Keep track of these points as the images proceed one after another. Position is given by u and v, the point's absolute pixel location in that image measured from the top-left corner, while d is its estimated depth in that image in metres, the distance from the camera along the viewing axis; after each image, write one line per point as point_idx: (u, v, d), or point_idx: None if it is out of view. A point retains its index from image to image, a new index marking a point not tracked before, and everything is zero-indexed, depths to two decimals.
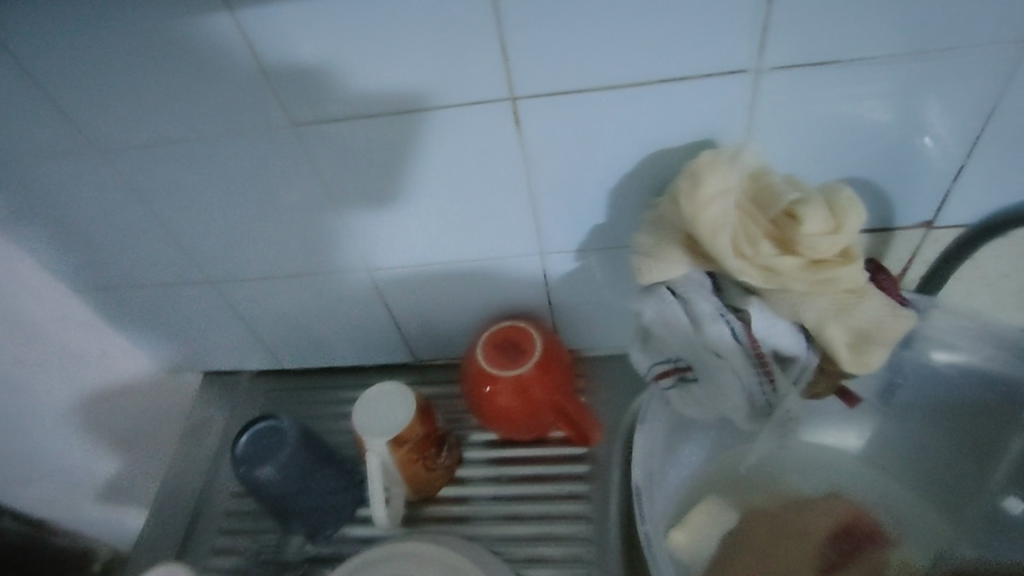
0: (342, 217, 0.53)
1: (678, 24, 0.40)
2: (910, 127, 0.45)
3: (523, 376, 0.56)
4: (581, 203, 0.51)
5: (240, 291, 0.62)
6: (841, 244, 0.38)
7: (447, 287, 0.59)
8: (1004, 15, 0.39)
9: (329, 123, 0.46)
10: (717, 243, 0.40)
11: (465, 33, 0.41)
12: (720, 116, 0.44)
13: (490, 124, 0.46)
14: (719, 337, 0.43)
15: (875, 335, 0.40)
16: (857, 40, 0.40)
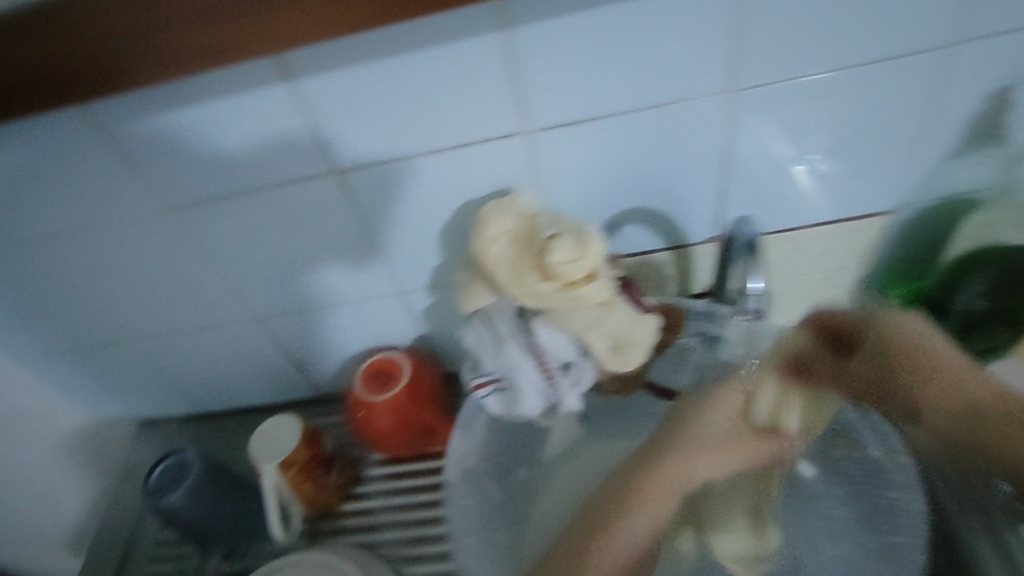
0: (224, 277, 0.63)
1: (449, 107, 0.49)
2: (669, 164, 0.54)
3: (390, 399, 0.66)
4: (418, 248, 0.61)
5: (153, 348, 0.71)
6: (586, 266, 0.47)
7: (329, 327, 0.69)
8: (704, 76, 0.48)
9: (194, 203, 0.56)
10: (498, 273, 0.49)
11: (281, 128, 0.50)
12: (506, 171, 0.54)
13: (323, 193, 0.55)
14: (511, 351, 0.51)
15: (629, 339, 0.49)
16: (595, 104, 0.49)
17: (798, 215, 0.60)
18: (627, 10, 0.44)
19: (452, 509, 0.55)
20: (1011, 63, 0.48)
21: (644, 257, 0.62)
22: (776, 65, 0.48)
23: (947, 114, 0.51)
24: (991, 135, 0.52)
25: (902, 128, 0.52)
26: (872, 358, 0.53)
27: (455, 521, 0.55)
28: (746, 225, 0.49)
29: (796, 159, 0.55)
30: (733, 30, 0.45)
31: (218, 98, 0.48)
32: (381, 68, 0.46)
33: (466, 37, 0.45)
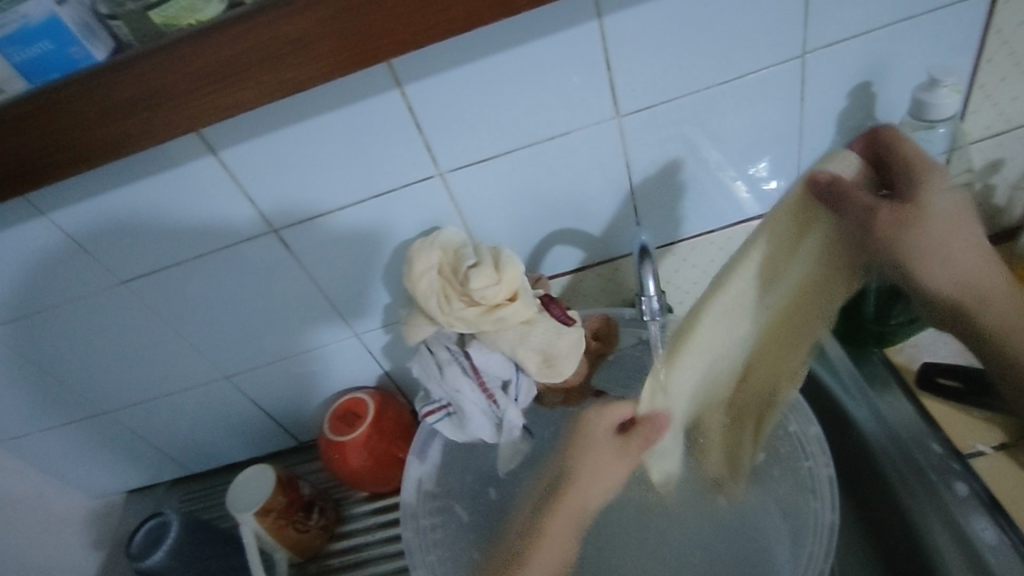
0: (185, 341, 0.67)
1: (367, 160, 0.54)
2: (578, 187, 0.59)
3: (361, 437, 0.68)
4: (364, 291, 0.65)
5: (128, 418, 0.74)
6: (508, 288, 0.51)
7: (293, 377, 0.73)
8: (590, 104, 0.53)
9: (146, 275, 0.60)
10: (429, 306, 0.52)
11: (216, 197, 0.55)
12: (431, 212, 0.58)
13: (266, 252, 0.60)
14: (453, 376, 0.55)
15: (555, 352, 0.54)
16: (498, 141, 0.54)
17: (711, 218, 0.64)
18: (506, 57, 0.49)
19: (407, 528, 0.59)
20: (857, 61, 0.54)
21: (578, 274, 0.67)
22: (652, 86, 0.53)
23: (817, 111, 0.57)
24: (862, 126, 0.59)
25: (781, 129, 0.58)
26: (905, 204, 0.46)
27: (410, 539, 0.58)
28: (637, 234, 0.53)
29: (694, 168, 0.60)
30: (606, 61, 0.51)
31: (154, 173, 0.53)
32: (297, 131, 0.51)
33: (368, 97, 0.50)
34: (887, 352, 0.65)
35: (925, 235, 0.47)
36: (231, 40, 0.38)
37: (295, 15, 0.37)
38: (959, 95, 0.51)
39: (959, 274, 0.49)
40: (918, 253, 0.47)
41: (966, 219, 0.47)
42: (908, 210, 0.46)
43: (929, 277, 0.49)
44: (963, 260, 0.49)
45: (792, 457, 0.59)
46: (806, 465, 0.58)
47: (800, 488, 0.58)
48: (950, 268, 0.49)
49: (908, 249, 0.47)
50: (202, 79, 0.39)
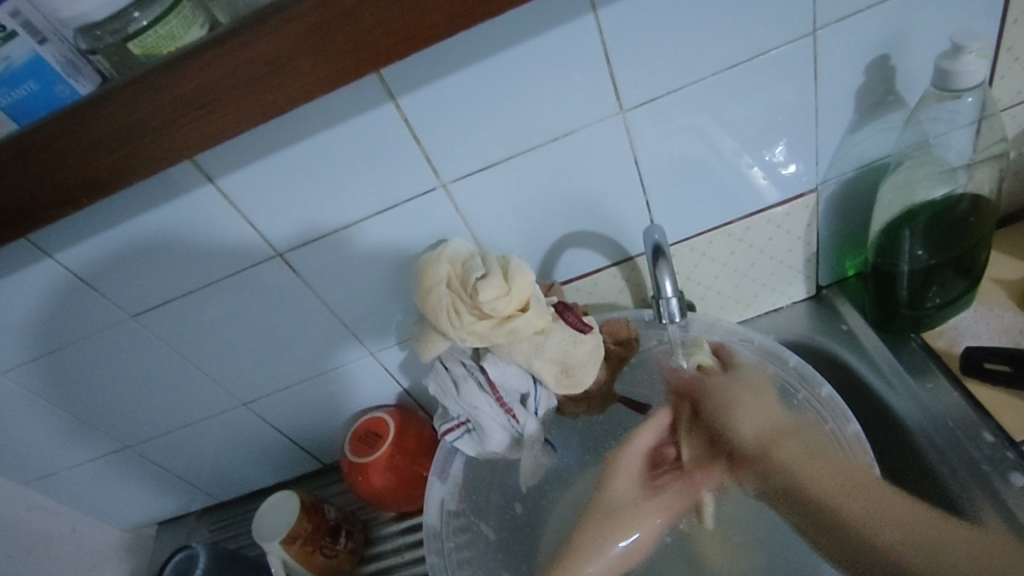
0: (200, 371, 0.66)
1: (366, 176, 0.53)
2: (586, 187, 0.57)
3: (384, 456, 0.67)
4: (375, 310, 0.63)
5: (151, 452, 0.74)
6: (520, 298, 0.49)
7: (311, 401, 0.72)
8: (591, 101, 0.51)
9: (156, 307, 0.60)
10: (443, 324, 0.50)
11: (215, 223, 0.54)
12: (438, 224, 0.57)
13: (272, 277, 0.59)
14: (470, 391, 0.53)
15: (574, 360, 0.52)
16: (499, 147, 0.52)
17: (729, 209, 0.61)
18: (500, 61, 0.47)
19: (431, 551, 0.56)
20: (871, 35, 0.51)
21: (594, 277, 0.64)
22: (654, 78, 0.51)
23: (832, 90, 0.54)
24: (883, 101, 0.56)
25: (795, 112, 0.55)
26: (757, 454, 0.53)
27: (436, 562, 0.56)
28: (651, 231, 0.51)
29: (708, 157, 0.57)
30: (604, 56, 0.49)
31: (155, 204, 0.52)
32: (293, 152, 0.50)
33: (363, 112, 0.49)
34: (926, 337, 0.64)
35: (841, 487, 0.48)
36: (209, 65, 0.36)
37: (268, 35, 0.36)
38: (984, 62, 0.48)
39: (880, 508, 0.45)
40: (788, 463, 0.51)
41: (901, 505, 0.45)
42: (780, 437, 0.52)
43: (806, 493, 0.49)
44: (897, 501, 0.46)
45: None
46: (828, 427, 0.55)
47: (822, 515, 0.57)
48: (878, 542, 0.44)
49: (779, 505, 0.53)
50: (182, 109, 0.38)
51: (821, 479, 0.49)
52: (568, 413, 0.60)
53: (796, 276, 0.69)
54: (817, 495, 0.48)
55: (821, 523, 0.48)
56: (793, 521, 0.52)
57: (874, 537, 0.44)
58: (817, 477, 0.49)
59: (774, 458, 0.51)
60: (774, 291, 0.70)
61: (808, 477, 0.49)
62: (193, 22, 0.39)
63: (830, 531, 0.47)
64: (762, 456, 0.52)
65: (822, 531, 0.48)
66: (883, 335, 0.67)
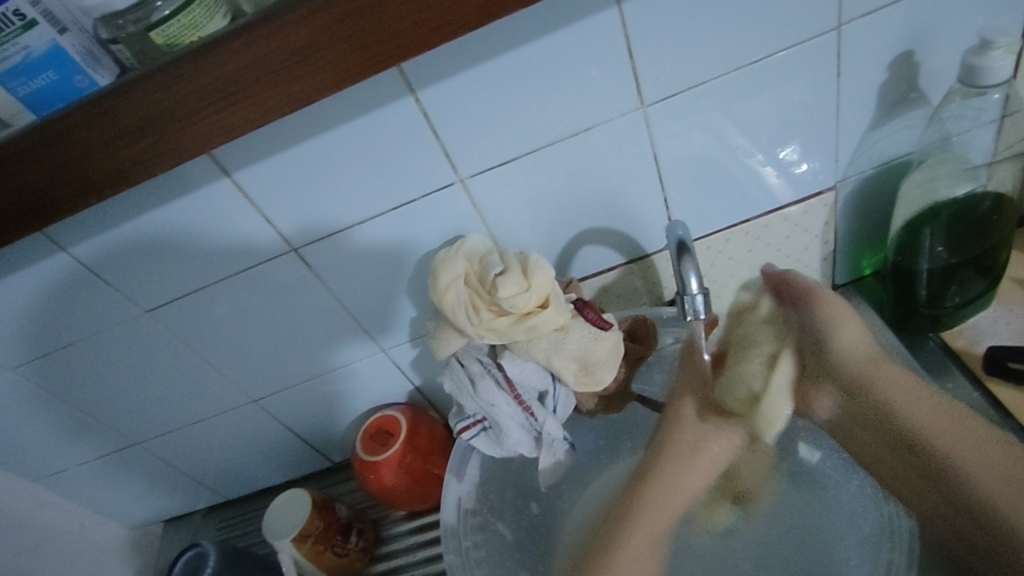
0: (212, 367, 0.65)
1: (384, 171, 0.52)
2: (605, 183, 0.56)
3: (396, 454, 0.66)
4: (389, 306, 0.63)
5: (161, 448, 0.73)
6: (539, 294, 0.48)
7: (322, 398, 0.71)
8: (613, 96, 0.50)
9: (169, 302, 0.59)
10: (461, 321, 0.50)
11: (230, 217, 0.53)
12: (455, 220, 0.56)
13: (286, 272, 0.58)
14: (487, 389, 0.52)
15: (594, 359, 0.51)
16: (519, 142, 0.52)
17: (748, 206, 0.61)
18: (523, 53, 0.47)
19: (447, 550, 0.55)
20: (897, 30, 0.51)
21: (609, 274, 0.64)
22: (677, 73, 0.50)
23: (854, 86, 0.54)
24: (906, 98, 0.55)
25: (818, 108, 0.55)
26: (854, 384, 0.54)
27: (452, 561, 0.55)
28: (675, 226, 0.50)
29: (728, 153, 0.56)
30: (627, 50, 0.48)
31: (170, 198, 0.52)
32: (311, 145, 0.50)
33: (382, 106, 0.48)
34: (944, 337, 0.64)
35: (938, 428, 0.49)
36: (234, 54, 0.36)
37: (295, 24, 0.35)
38: (1012, 57, 0.47)
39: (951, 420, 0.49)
40: (890, 395, 0.52)
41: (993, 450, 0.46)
42: (879, 363, 0.53)
43: (916, 429, 0.50)
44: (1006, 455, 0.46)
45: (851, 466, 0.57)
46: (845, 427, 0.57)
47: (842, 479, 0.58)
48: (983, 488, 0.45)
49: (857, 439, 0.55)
50: (206, 99, 0.38)
51: (931, 415, 0.50)
52: (583, 411, 0.60)
53: (813, 275, 0.69)
54: (917, 425, 0.50)
55: (923, 459, 0.49)
56: (876, 448, 0.54)
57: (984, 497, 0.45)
58: (919, 411, 0.50)
59: (874, 386, 0.53)
60: None
61: (905, 407, 0.51)
62: (215, 12, 0.38)
63: (922, 465, 0.50)
64: (859, 380, 0.54)
65: (916, 460, 0.50)
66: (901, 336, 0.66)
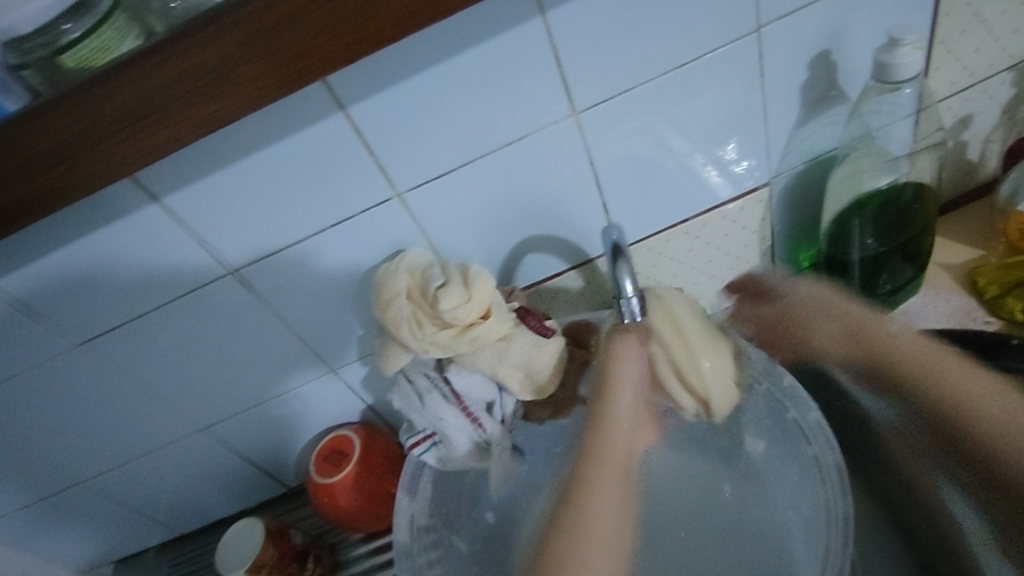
0: (153, 399, 0.63)
1: (320, 190, 0.51)
2: (544, 190, 0.56)
3: (351, 473, 0.65)
4: (337, 325, 0.62)
5: (104, 486, 0.70)
6: (480, 305, 0.48)
7: (273, 422, 0.69)
8: (546, 103, 0.51)
9: (101, 335, 0.57)
10: (405, 335, 0.49)
11: (162, 244, 0.52)
12: (396, 236, 0.56)
13: (224, 297, 0.57)
14: (434, 403, 0.52)
15: (537, 367, 0.51)
16: (454, 155, 0.52)
17: (685, 207, 0.62)
18: (452, 66, 0.47)
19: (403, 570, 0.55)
20: (813, 31, 0.52)
21: (555, 281, 0.64)
22: (606, 81, 0.51)
23: (778, 85, 0.55)
24: (827, 96, 0.57)
25: (745, 109, 0.56)
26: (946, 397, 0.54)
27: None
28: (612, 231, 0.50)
29: (663, 155, 0.57)
30: (556, 59, 0.49)
31: (95, 226, 0.50)
32: (241, 166, 0.49)
33: (313, 122, 0.47)
34: None
35: (965, 396, 0.53)
36: (145, 76, 0.35)
37: (206, 43, 0.34)
38: (920, 53, 0.50)
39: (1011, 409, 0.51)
40: (920, 377, 0.56)
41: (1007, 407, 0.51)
42: (955, 375, 0.54)
43: (943, 405, 0.54)
44: (996, 407, 0.52)
45: (801, 444, 0.59)
46: (792, 415, 0.60)
47: (790, 436, 0.60)
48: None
49: (891, 338, 0.58)
50: (119, 121, 0.36)
51: (950, 396, 0.54)
52: (535, 419, 0.60)
53: (754, 269, 0.70)
54: (934, 392, 0.55)
55: (960, 419, 0.53)
56: (908, 411, 0.58)
57: (995, 440, 0.51)
58: (960, 399, 0.53)
59: (966, 404, 0.53)
60: None
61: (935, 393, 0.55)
62: (127, 34, 0.37)
63: (943, 424, 0.55)
64: (877, 364, 0.59)
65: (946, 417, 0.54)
66: None
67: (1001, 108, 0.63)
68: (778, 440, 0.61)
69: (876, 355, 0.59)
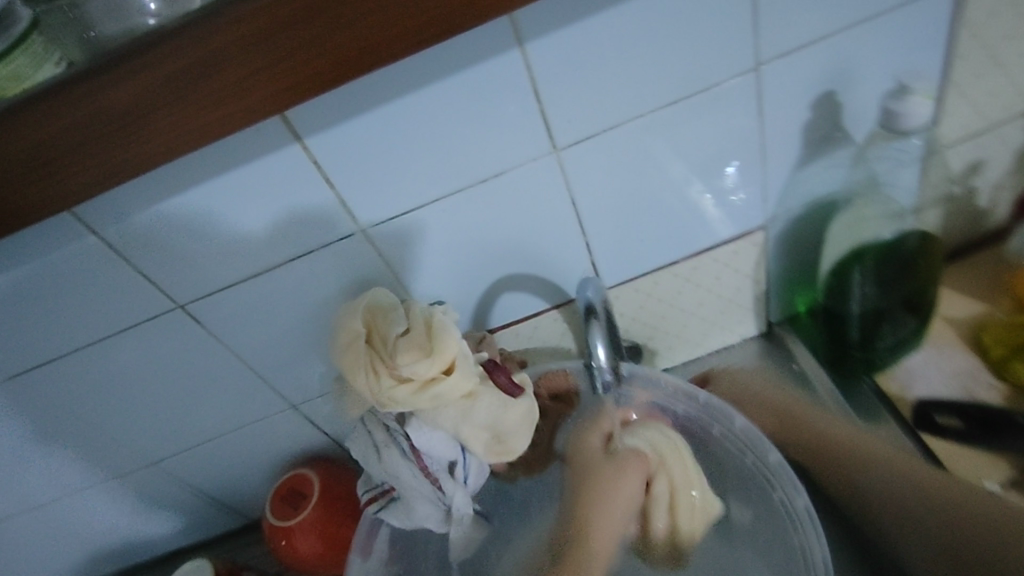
0: (98, 433, 0.59)
1: (276, 224, 0.47)
2: (521, 228, 0.52)
3: (310, 517, 0.62)
4: (297, 360, 0.58)
5: (48, 520, 0.66)
6: (443, 361, 0.44)
7: (229, 457, 0.65)
8: (523, 138, 0.47)
9: (38, 368, 0.53)
10: (361, 385, 0.44)
11: (102, 276, 0.48)
12: (360, 271, 0.52)
13: (172, 331, 0.52)
14: (391, 460, 0.48)
15: (504, 428, 0.47)
16: (423, 189, 0.48)
17: (674, 249, 0.58)
18: (419, 97, 0.43)
19: None
20: (815, 71, 0.48)
21: (533, 320, 0.60)
22: (590, 117, 0.47)
23: (776, 126, 0.51)
24: (829, 139, 0.53)
25: (741, 150, 0.52)
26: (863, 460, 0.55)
27: None
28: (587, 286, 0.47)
29: (650, 195, 0.53)
30: (534, 92, 0.45)
31: (28, 255, 0.46)
32: (186, 196, 0.45)
33: (266, 153, 0.43)
34: (878, 380, 0.63)
35: (892, 466, 0.54)
36: (56, 112, 0.31)
37: (123, 81, 0.31)
38: (931, 102, 0.46)
39: (933, 477, 0.52)
40: (855, 450, 0.56)
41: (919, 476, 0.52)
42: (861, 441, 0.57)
43: (884, 479, 0.54)
44: (913, 481, 0.52)
45: (788, 531, 0.51)
46: (777, 496, 0.51)
47: (780, 522, 0.51)
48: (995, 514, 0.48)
49: (802, 415, 0.60)
50: (30, 159, 0.33)
51: (893, 460, 0.54)
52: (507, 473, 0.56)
53: (746, 313, 0.67)
54: (858, 463, 0.56)
55: (887, 490, 0.54)
56: (846, 486, 0.57)
57: (942, 506, 0.50)
58: (898, 472, 0.54)
59: (893, 464, 0.54)
60: (724, 329, 0.68)
61: (863, 463, 0.55)
62: (44, 60, 0.33)
63: (884, 506, 0.54)
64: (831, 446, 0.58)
65: (874, 483, 0.54)
66: (835, 378, 0.65)
67: (1014, 155, 0.60)
68: (765, 519, 0.53)
69: (821, 436, 0.58)
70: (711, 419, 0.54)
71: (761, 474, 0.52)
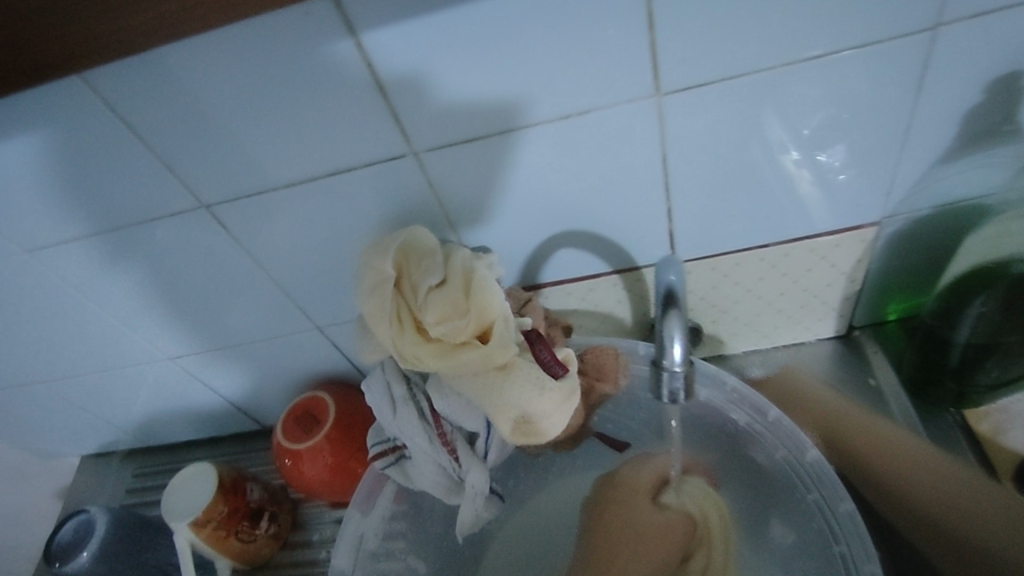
0: (115, 320, 0.56)
1: (317, 131, 0.41)
2: (596, 180, 0.45)
3: (319, 444, 0.58)
4: (326, 283, 0.53)
5: (63, 393, 0.65)
6: (479, 322, 0.39)
7: (247, 365, 0.63)
8: (621, 73, 0.39)
9: (53, 245, 0.49)
10: (383, 333, 0.40)
11: (123, 158, 0.43)
12: (405, 200, 0.46)
13: (195, 230, 0.48)
14: (407, 417, 0.44)
15: (535, 411, 0.40)
16: (492, 118, 0.41)
17: (768, 230, 0.50)
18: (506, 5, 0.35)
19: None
20: (1006, 42, 0.38)
21: (589, 283, 0.54)
22: (708, 59, 0.38)
23: (934, 105, 0.42)
24: (993, 131, 0.43)
25: (880, 128, 0.43)
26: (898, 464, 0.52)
27: None
28: (669, 267, 0.41)
29: (755, 165, 0.45)
30: (646, 20, 0.36)
31: (44, 123, 0.41)
32: (220, 82, 0.38)
33: (317, 48, 0.37)
34: (966, 415, 0.56)
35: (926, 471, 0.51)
36: None
37: None
38: None
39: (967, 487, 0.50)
40: (885, 453, 0.53)
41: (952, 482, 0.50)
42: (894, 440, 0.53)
43: (906, 477, 0.51)
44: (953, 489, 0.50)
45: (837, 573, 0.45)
46: (838, 548, 0.44)
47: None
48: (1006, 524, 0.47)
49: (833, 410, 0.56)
50: None
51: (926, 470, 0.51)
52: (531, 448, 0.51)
53: (829, 313, 0.58)
54: (886, 464, 0.52)
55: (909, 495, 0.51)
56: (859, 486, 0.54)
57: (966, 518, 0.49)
58: (930, 477, 0.51)
59: (926, 471, 0.51)
60: (799, 326, 0.60)
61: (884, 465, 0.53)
62: None
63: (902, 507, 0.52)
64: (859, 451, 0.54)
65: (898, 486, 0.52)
66: (916, 406, 0.57)
67: None
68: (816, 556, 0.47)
69: (852, 440, 0.54)
70: (778, 440, 0.48)
71: (821, 516, 0.46)
